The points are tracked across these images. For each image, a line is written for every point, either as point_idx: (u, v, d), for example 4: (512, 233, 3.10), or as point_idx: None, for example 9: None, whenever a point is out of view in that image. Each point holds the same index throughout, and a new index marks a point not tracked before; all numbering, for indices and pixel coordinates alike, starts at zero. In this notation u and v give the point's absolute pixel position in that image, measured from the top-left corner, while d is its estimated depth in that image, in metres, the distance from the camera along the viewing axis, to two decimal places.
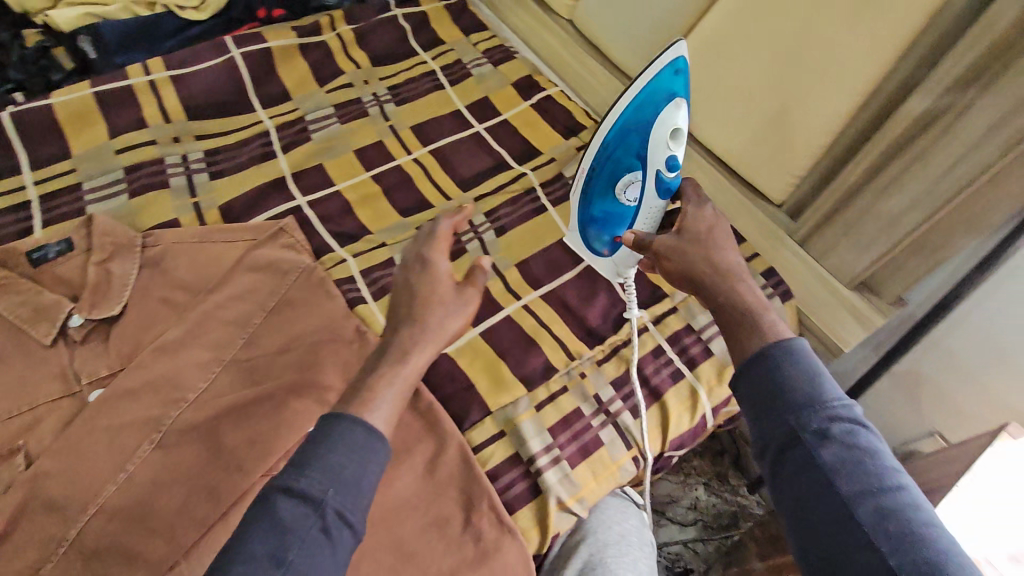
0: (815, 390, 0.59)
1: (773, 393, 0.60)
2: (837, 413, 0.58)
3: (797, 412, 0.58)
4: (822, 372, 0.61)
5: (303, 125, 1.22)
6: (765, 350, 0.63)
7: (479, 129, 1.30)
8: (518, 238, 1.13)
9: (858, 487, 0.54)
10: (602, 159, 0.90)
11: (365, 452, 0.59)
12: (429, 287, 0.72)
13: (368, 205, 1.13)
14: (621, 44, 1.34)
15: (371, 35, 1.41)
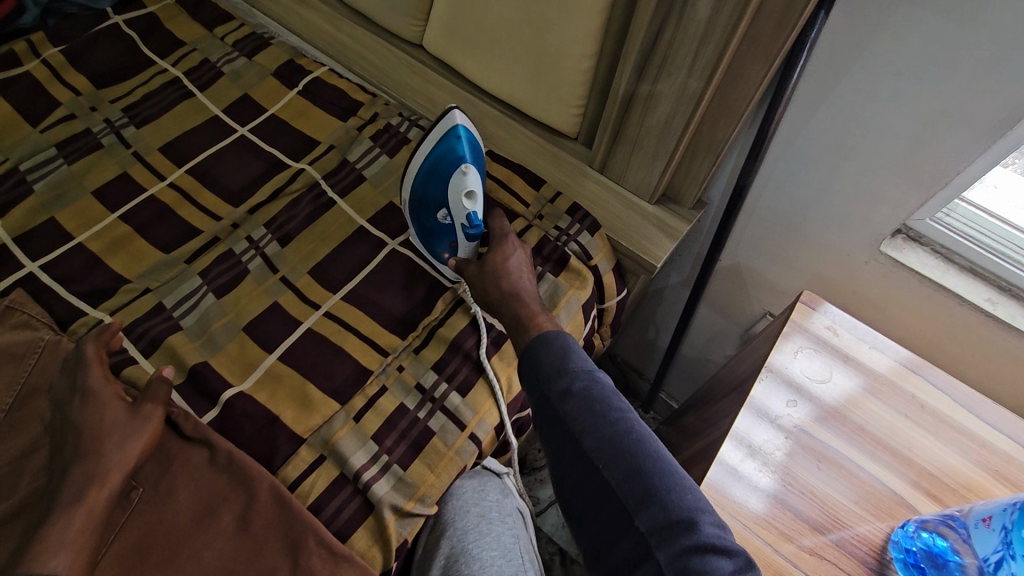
0: (563, 361, 0.70)
1: (532, 367, 0.71)
2: (578, 375, 0.68)
3: (550, 380, 0.69)
4: (571, 346, 0.71)
5: (18, 177, 1.03)
6: (529, 340, 0.74)
7: (243, 132, 1.16)
8: (308, 241, 1.02)
9: (594, 433, 0.65)
10: (417, 200, 0.97)
11: None
12: (96, 418, 0.76)
13: (120, 250, 0.98)
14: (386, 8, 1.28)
15: (88, 52, 1.21)
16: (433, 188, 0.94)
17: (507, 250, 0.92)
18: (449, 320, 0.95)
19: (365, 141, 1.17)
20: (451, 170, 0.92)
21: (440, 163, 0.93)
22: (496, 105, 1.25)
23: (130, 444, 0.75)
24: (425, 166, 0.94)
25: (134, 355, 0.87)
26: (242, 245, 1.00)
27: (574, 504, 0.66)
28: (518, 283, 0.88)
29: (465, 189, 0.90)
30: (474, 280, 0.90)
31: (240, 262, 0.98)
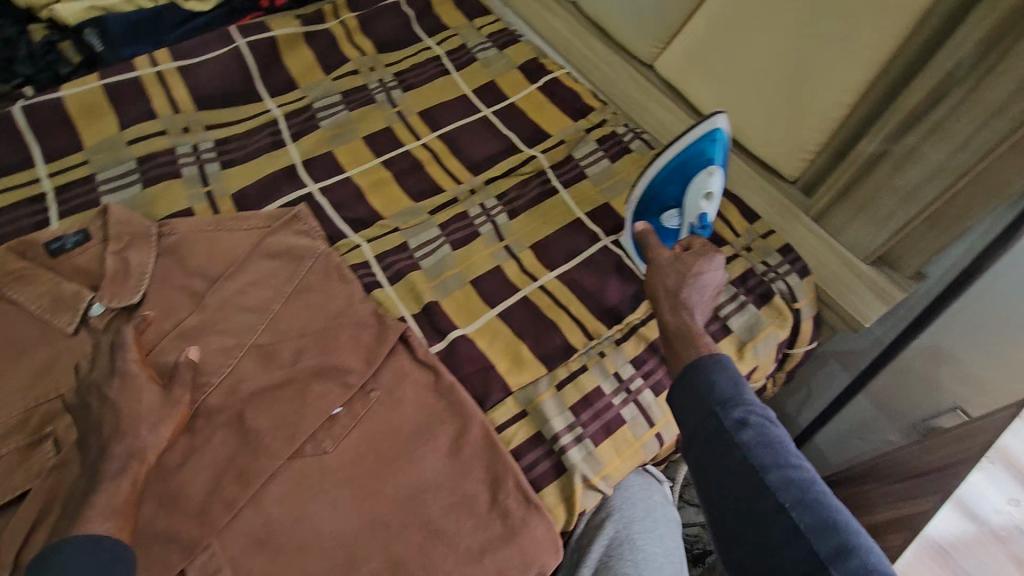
0: (732, 389, 0.69)
1: (701, 389, 0.70)
2: (752, 407, 0.68)
3: (721, 407, 0.68)
4: (738, 374, 0.71)
5: (311, 113, 1.22)
6: (694, 362, 0.73)
7: (487, 113, 1.29)
8: (532, 220, 1.12)
9: (772, 468, 0.64)
10: (650, 193, 1.01)
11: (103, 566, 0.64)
12: (128, 397, 0.75)
13: (379, 191, 1.13)
14: (628, 28, 1.37)
15: (375, 21, 1.40)
16: (670, 189, 0.99)
17: (700, 268, 0.85)
18: (651, 323, 1.00)
19: (590, 142, 1.25)
20: (695, 170, 0.96)
21: (683, 164, 0.96)
22: None
23: (162, 430, 0.75)
24: (671, 163, 0.97)
25: (381, 280, 1.00)
26: (476, 210, 1.12)
27: (744, 549, 0.61)
28: (694, 306, 0.84)
29: (705, 190, 0.95)
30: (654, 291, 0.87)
31: (472, 224, 1.10)
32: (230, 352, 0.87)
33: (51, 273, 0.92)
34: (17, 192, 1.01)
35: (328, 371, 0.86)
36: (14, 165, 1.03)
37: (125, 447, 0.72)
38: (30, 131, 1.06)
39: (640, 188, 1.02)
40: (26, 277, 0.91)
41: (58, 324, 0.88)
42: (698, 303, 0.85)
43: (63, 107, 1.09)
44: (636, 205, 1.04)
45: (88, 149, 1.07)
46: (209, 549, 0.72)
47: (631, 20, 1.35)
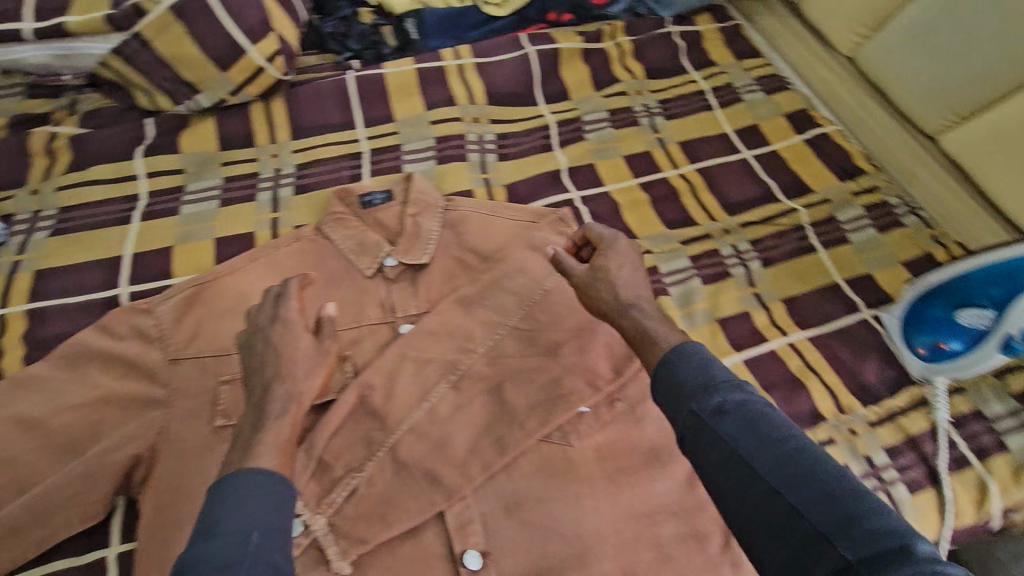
0: (717, 374, 0.64)
1: (669, 382, 0.65)
2: (727, 390, 0.62)
3: (691, 397, 0.63)
4: (709, 360, 0.66)
5: (580, 124, 1.28)
6: (659, 358, 0.68)
7: (747, 156, 1.27)
8: (785, 272, 1.09)
9: (774, 464, 0.58)
10: (957, 285, 0.94)
11: (271, 496, 0.65)
12: (286, 342, 0.82)
13: (636, 211, 1.16)
14: (913, 91, 1.26)
15: (649, 46, 1.43)
16: (989, 290, 0.91)
17: (617, 266, 0.83)
18: (908, 414, 0.94)
19: (856, 207, 1.19)
20: None
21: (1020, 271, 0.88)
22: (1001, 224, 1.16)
23: (315, 373, 0.82)
24: (1001, 263, 0.89)
25: None
26: (729, 250, 1.11)
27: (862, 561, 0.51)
28: (641, 297, 0.79)
29: None
30: (592, 297, 0.81)
31: (723, 264, 1.09)
32: (496, 328, 0.94)
33: (359, 222, 1.05)
34: (341, 147, 1.17)
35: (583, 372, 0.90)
36: (340, 124, 1.20)
37: (284, 390, 0.78)
38: (356, 98, 1.22)
39: (942, 276, 0.96)
40: (341, 220, 1.04)
41: (360, 266, 0.99)
42: (638, 287, 0.81)
43: (384, 82, 1.24)
44: (930, 292, 0.97)
45: (398, 122, 1.21)
46: (464, 500, 0.80)
47: (923, 83, 1.24)
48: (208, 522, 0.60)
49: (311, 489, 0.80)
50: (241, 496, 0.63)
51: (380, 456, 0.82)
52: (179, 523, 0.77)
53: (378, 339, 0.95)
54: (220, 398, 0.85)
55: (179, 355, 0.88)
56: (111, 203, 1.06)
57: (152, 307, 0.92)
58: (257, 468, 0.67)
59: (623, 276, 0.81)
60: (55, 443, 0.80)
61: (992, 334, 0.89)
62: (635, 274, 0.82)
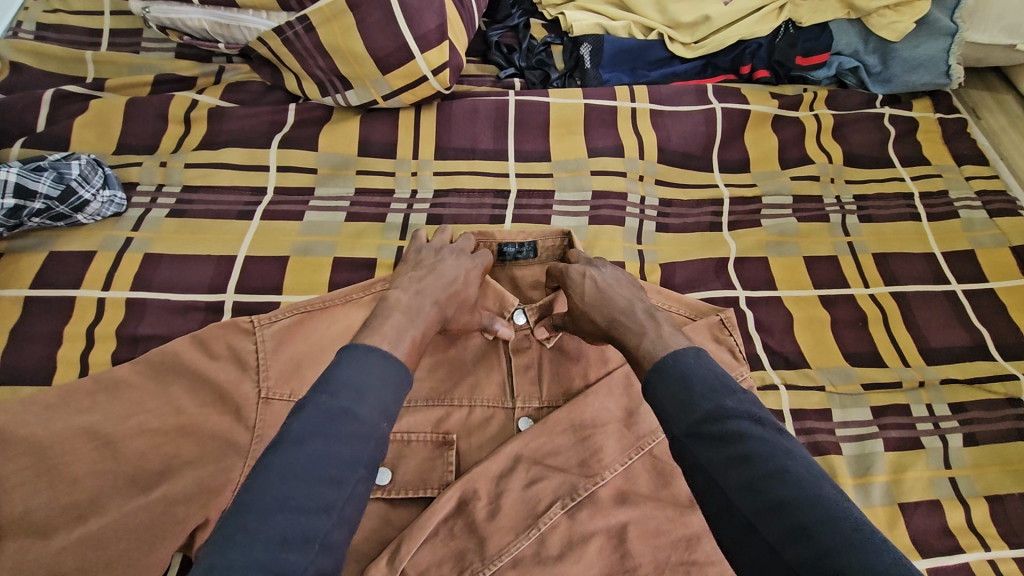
0: (701, 382, 0.63)
1: (657, 396, 0.64)
2: (708, 404, 0.61)
3: (679, 416, 0.61)
4: (696, 374, 0.63)
5: (757, 207, 1.09)
6: (645, 373, 0.67)
7: (956, 289, 1.04)
8: (991, 460, 0.86)
9: (747, 487, 0.56)
10: None
11: (388, 382, 0.64)
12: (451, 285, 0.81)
13: (811, 330, 0.96)
14: None
15: (852, 128, 1.21)
16: None
17: (587, 292, 0.80)
18: None
19: None
20: None
21: None
22: None
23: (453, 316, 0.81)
24: None
25: (792, 444, 0.85)
26: (923, 412, 0.89)
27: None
28: (622, 310, 0.76)
29: None
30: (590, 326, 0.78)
31: (915, 427, 0.87)
32: (628, 450, 0.78)
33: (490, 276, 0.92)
34: (488, 180, 1.03)
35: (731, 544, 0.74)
36: (489, 151, 1.06)
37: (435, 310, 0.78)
38: (513, 125, 1.08)
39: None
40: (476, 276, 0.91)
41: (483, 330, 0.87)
42: (621, 300, 0.78)
43: (547, 113, 1.10)
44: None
45: (554, 162, 1.06)
46: None
47: None
48: (340, 382, 0.62)
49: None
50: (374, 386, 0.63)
51: None
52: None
53: (492, 428, 0.81)
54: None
55: (272, 394, 0.78)
56: (236, 192, 0.97)
57: (256, 328, 0.81)
58: (390, 354, 0.67)
59: (589, 298, 0.80)
60: (127, 470, 0.71)
61: None
62: (606, 290, 0.80)
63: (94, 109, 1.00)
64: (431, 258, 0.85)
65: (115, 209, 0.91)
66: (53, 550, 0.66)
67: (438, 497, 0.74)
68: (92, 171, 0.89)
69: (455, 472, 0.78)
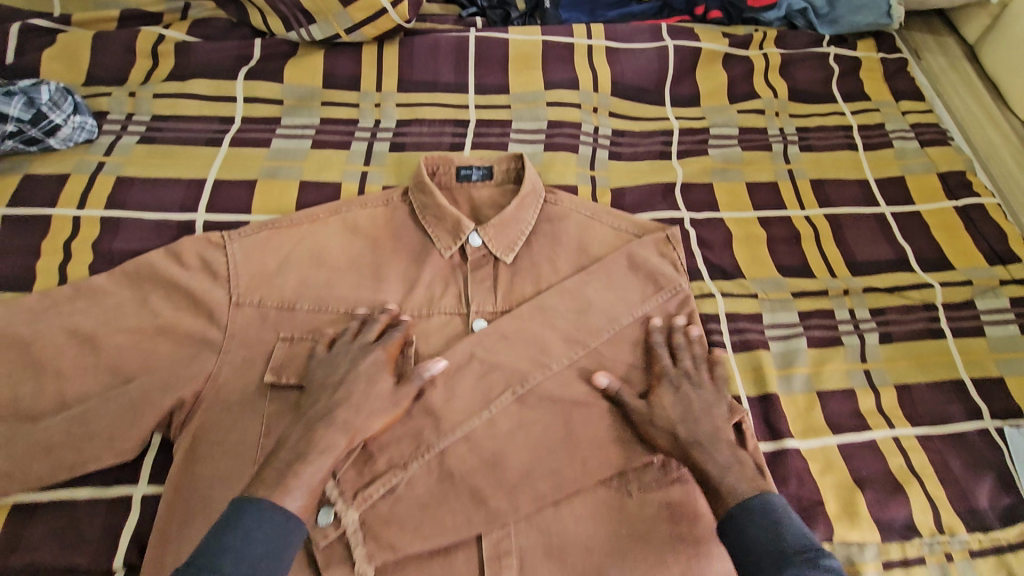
0: (791, 537, 0.66)
1: (742, 542, 0.67)
2: (799, 566, 0.63)
3: (767, 573, 0.64)
4: (783, 523, 0.67)
5: (705, 137, 1.16)
6: (728, 510, 0.70)
7: (885, 211, 1.12)
8: (903, 354, 0.96)
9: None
10: None
11: (268, 544, 0.62)
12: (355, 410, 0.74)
13: (748, 247, 1.04)
14: None
15: (798, 65, 1.27)
16: None
17: (671, 402, 0.80)
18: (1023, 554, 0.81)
19: (1002, 297, 1.04)
20: None
21: None
22: None
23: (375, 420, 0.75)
24: None
25: (727, 343, 0.94)
26: (844, 315, 0.99)
27: None
28: (702, 433, 0.77)
29: None
30: (661, 437, 0.77)
31: (836, 328, 0.97)
32: (575, 347, 0.86)
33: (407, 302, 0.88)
34: (449, 111, 1.08)
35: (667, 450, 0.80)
36: (450, 85, 1.11)
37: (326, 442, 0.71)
38: (474, 60, 1.13)
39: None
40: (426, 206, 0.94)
41: (439, 246, 0.93)
42: (704, 423, 0.78)
43: (506, 49, 1.14)
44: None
45: (512, 95, 1.11)
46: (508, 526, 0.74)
47: None
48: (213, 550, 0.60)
49: (350, 473, 0.75)
50: (271, 530, 0.63)
51: (426, 459, 0.76)
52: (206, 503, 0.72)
53: (449, 330, 0.88)
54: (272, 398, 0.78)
55: (243, 299, 0.84)
56: (205, 121, 1.01)
57: (227, 242, 0.87)
58: (282, 508, 0.65)
59: (665, 407, 0.79)
60: (107, 363, 0.77)
61: None
62: (691, 406, 0.79)
63: (62, 43, 1.02)
64: (345, 365, 0.78)
65: (87, 135, 0.95)
66: (39, 430, 0.71)
67: (397, 384, 0.80)
68: (61, 97, 0.93)
69: (414, 365, 0.84)
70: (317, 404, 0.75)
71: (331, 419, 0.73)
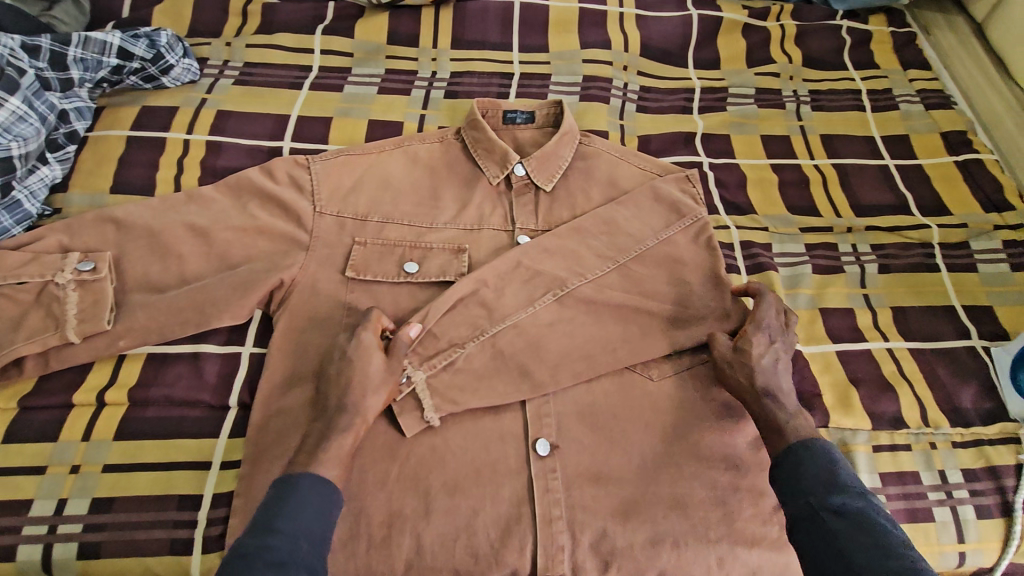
0: (844, 475, 0.75)
1: (795, 466, 0.76)
2: (852, 494, 0.72)
3: (821, 494, 0.73)
4: (839, 464, 0.76)
5: (724, 96, 1.29)
6: (787, 443, 0.79)
7: (889, 163, 1.23)
8: (901, 283, 1.06)
9: (871, 549, 0.67)
10: None
11: (323, 504, 0.70)
12: (356, 393, 0.79)
13: (761, 188, 1.16)
14: None
15: (813, 35, 1.39)
16: None
17: (762, 352, 0.86)
18: (1000, 447, 0.90)
19: (995, 240, 1.13)
20: None
21: None
22: None
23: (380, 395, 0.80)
24: None
25: (739, 266, 1.06)
26: (847, 249, 1.10)
27: None
28: (776, 386, 0.84)
29: None
30: (741, 383, 0.85)
31: (838, 259, 1.08)
32: (607, 261, 0.98)
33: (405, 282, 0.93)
34: (495, 66, 1.23)
35: (697, 413, 0.88)
36: (498, 44, 1.26)
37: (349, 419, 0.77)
38: (519, 23, 1.27)
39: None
40: (479, 141, 1.09)
41: (489, 175, 1.07)
42: (781, 380, 0.86)
43: (547, 14, 1.29)
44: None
45: (551, 54, 1.26)
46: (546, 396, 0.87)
47: None
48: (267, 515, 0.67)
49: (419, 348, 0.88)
50: (325, 501, 0.70)
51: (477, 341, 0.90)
52: (281, 439, 0.80)
53: (497, 244, 1.02)
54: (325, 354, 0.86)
55: (324, 209, 0.99)
56: (289, 69, 1.18)
57: (310, 163, 1.02)
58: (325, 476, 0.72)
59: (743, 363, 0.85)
60: (216, 251, 0.92)
61: None
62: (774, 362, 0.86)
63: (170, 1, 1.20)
64: (338, 360, 0.82)
65: (192, 76, 1.12)
66: (165, 299, 0.87)
67: (456, 283, 0.93)
68: (175, 42, 1.09)
69: (467, 267, 0.98)
70: (328, 388, 0.81)
71: (341, 410, 0.78)
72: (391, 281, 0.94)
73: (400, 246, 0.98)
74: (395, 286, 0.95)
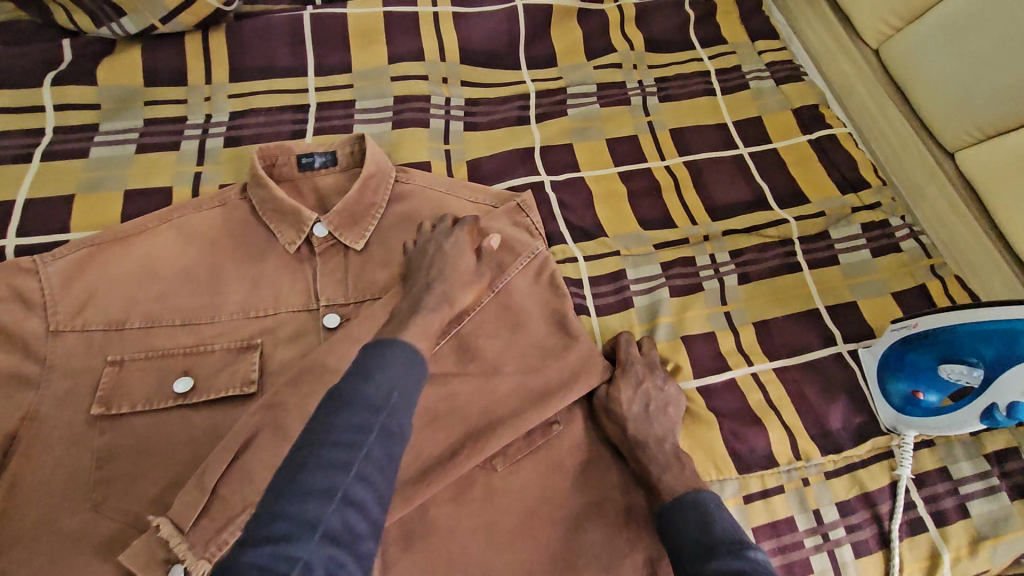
0: (717, 528, 0.63)
1: (671, 533, 0.66)
2: (720, 554, 0.60)
3: (690, 561, 0.62)
4: (713, 514, 0.66)
5: (563, 98, 1.14)
6: (663, 505, 0.70)
7: (743, 152, 1.13)
8: (763, 292, 0.98)
9: None
10: (943, 333, 0.81)
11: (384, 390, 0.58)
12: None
13: (610, 204, 1.04)
14: (929, 86, 1.15)
15: (654, 14, 1.26)
16: (977, 350, 0.79)
17: (630, 398, 0.80)
18: (873, 468, 0.84)
19: (854, 224, 1.07)
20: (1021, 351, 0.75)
21: (1008, 337, 0.76)
22: (991, 235, 1.06)
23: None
24: (1001, 327, 0.76)
25: (589, 305, 0.94)
26: (705, 260, 1.00)
27: None
28: (650, 433, 0.78)
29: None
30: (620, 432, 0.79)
31: (697, 274, 0.98)
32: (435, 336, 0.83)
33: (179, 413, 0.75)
34: (287, 97, 1.02)
35: (543, 501, 0.76)
36: (288, 69, 1.05)
37: None
38: (311, 40, 1.06)
39: (936, 324, 0.81)
40: (265, 201, 0.89)
41: (282, 241, 0.88)
42: (657, 426, 0.79)
43: (345, 24, 1.08)
44: (913, 338, 0.83)
45: (356, 74, 1.07)
46: None
47: (939, 79, 1.14)
48: None
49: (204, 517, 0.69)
50: None
51: None
52: None
53: (298, 329, 0.84)
54: (92, 527, 0.69)
55: (62, 326, 0.78)
56: (9, 136, 0.92)
57: (39, 267, 0.80)
58: None
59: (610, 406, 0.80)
60: None
61: (975, 402, 0.79)
62: (645, 415, 0.79)
63: None
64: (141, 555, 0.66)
65: None
66: None
67: (242, 419, 0.74)
68: None
69: (260, 373, 0.79)
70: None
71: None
72: (156, 408, 0.75)
73: (173, 358, 0.79)
74: (160, 414, 0.75)
